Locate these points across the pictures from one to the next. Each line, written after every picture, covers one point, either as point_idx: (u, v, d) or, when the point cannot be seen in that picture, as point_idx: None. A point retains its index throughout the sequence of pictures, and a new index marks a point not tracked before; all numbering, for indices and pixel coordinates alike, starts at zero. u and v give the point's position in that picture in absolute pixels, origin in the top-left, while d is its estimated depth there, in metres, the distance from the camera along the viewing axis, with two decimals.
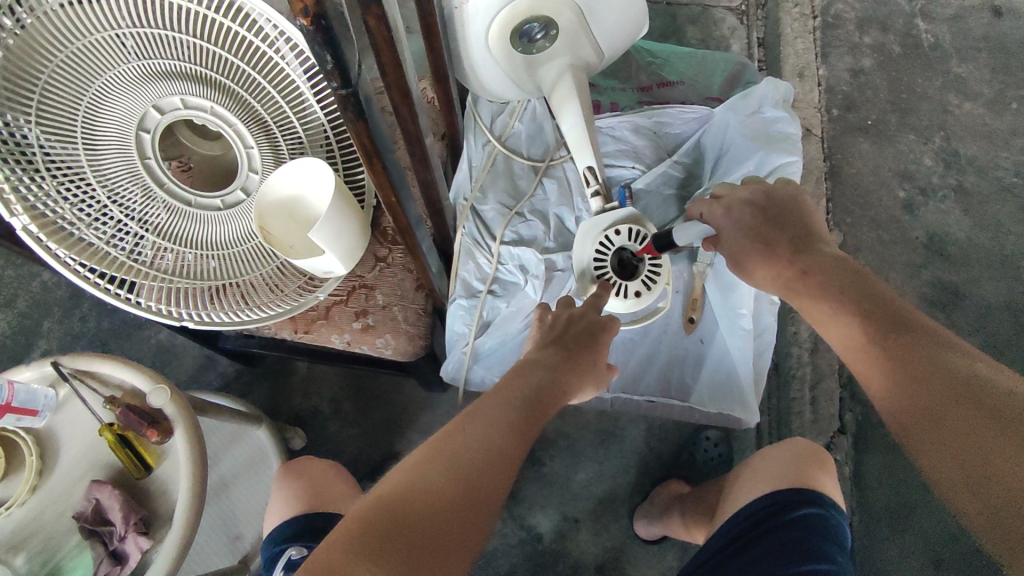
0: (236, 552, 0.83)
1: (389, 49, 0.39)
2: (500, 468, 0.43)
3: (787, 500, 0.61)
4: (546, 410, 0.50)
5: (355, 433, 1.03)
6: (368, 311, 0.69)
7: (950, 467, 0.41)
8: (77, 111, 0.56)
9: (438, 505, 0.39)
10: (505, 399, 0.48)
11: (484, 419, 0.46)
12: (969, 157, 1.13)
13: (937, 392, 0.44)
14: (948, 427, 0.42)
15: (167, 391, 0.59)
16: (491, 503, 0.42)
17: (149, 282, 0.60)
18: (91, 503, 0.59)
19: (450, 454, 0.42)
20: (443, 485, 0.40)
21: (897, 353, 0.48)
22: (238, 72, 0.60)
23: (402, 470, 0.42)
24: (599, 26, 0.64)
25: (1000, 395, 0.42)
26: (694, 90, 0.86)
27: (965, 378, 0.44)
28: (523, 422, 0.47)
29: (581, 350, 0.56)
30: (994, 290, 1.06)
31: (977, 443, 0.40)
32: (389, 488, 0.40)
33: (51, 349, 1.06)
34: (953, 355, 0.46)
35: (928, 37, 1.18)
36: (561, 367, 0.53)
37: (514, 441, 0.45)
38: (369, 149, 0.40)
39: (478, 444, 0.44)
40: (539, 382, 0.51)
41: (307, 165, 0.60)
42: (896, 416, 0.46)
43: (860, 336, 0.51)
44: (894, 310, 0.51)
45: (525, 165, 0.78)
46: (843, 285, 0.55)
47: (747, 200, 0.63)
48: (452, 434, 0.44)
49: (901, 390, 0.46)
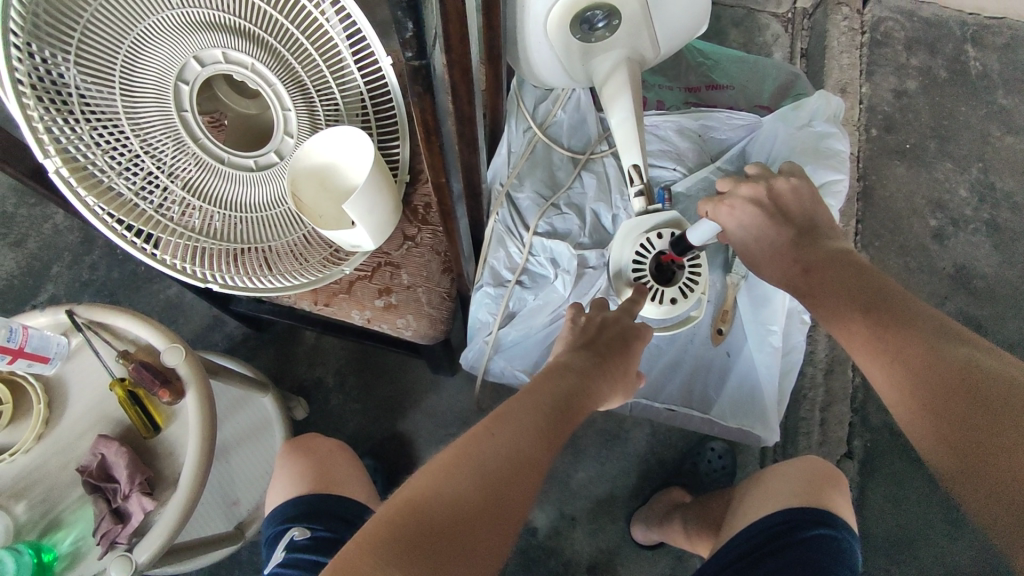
0: (232, 518, 0.82)
1: (459, 20, 0.38)
2: (530, 477, 0.42)
3: (798, 519, 0.57)
4: (577, 416, 0.48)
5: (357, 409, 1.01)
6: (392, 289, 0.68)
7: (953, 460, 0.40)
8: (117, 55, 0.53)
9: (466, 513, 0.38)
10: (536, 401, 0.47)
11: (515, 422, 0.44)
12: (1006, 192, 1.11)
13: (934, 382, 0.43)
14: (948, 419, 0.41)
15: (182, 351, 0.58)
16: (519, 511, 0.40)
17: (175, 238, 0.59)
18: (97, 458, 0.57)
19: (480, 460, 0.41)
20: (473, 493, 0.39)
21: (899, 347, 0.47)
22: (282, 30, 0.57)
23: (427, 472, 0.41)
24: (659, 19, 0.62)
25: (999, 379, 0.40)
26: (744, 97, 0.84)
27: (962, 365, 0.42)
28: (555, 428, 0.45)
29: (613, 355, 0.55)
30: (1017, 329, 1.04)
31: (975, 431, 0.39)
32: (415, 492, 0.39)
33: (58, 294, 1.05)
34: (954, 344, 0.45)
35: (976, 65, 1.16)
36: (594, 373, 0.52)
37: (546, 450, 0.44)
38: (429, 125, 0.38)
39: (509, 450, 0.42)
40: (570, 387, 0.49)
41: (346, 134, 0.58)
42: (902, 415, 0.45)
43: (866, 334, 0.50)
44: (899, 304, 0.50)
45: (564, 156, 0.77)
46: (850, 282, 0.54)
47: (747, 198, 0.62)
48: (481, 436, 0.43)
49: (902, 385, 0.45)
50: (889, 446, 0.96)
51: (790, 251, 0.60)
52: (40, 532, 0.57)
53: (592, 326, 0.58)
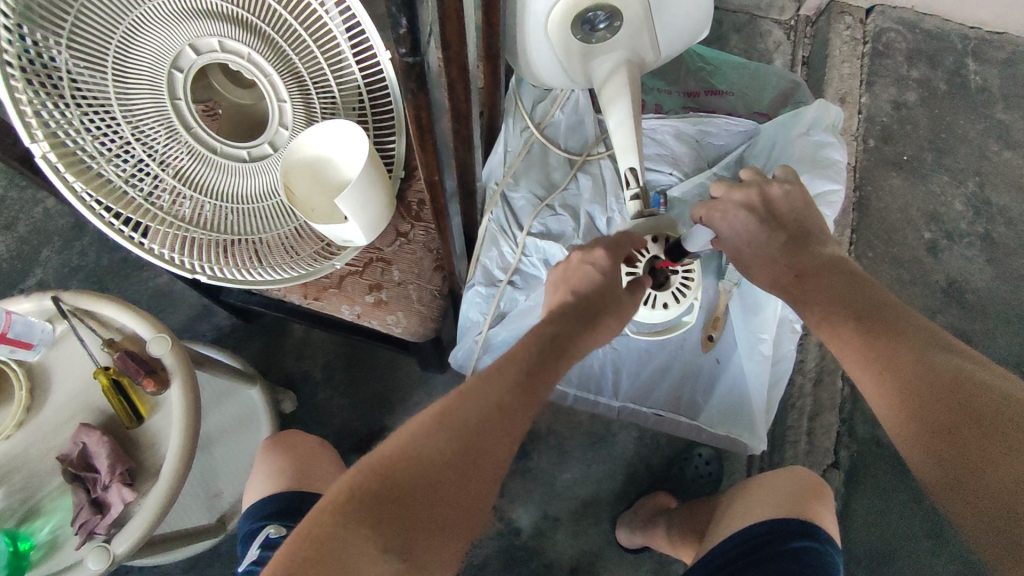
0: (213, 510, 0.81)
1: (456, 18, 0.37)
2: (501, 439, 0.44)
3: (781, 530, 0.57)
4: (555, 369, 0.50)
5: (345, 403, 1.01)
6: (383, 286, 0.67)
7: (946, 471, 0.40)
8: (110, 40, 0.53)
9: (440, 469, 0.41)
10: (517, 357, 0.49)
11: (491, 387, 0.46)
12: (1000, 207, 1.11)
13: (925, 393, 0.43)
14: (939, 430, 0.41)
15: (169, 341, 0.57)
16: (493, 464, 0.44)
17: (164, 228, 0.58)
18: (78, 447, 0.57)
19: (450, 423, 0.43)
20: (443, 452, 0.42)
21: (890, 357, 0.46)
22: (279, 20, 0.57)
23: (401, 432, 0.43)
24: (660, 21, 0.61)
25: (991, 393, 0.41)
26: (743, 103, 0.84)
27: (954, 377, 0.42)
28: (530, 390, 0.47)
29: (600, 308, 0.56)
30: (1006, 344, 1.05)
31: (969, 444, 0.39)
32: (394, 447, 0.42)
33: (46, 279, 1.04)
34: (944, 355, 0.45)
35: (976, 79, 1.16)
36: (583, 323, 0.54)
37: (518, 412, 0.46)
38: (422, 123, 0.38)
39: (482, 414, 0.44)
40: (554, 338, 0.51)
41: (340, 127, 0.58)
42: (893, 427, 0.44)
43: (855, 339, 0.49)
44: (885, 310, 0.50)
45: (561, 157, 0.76)
46: (837, 284, 0.54)
47: (740, 203, 0.60)
48: (462, 394, 0.45)
49: (892, 393, 0.45)
50: (875, 457, 0.97)
51: (782, 258, 0.58)
52: (18, 520, 0.56)
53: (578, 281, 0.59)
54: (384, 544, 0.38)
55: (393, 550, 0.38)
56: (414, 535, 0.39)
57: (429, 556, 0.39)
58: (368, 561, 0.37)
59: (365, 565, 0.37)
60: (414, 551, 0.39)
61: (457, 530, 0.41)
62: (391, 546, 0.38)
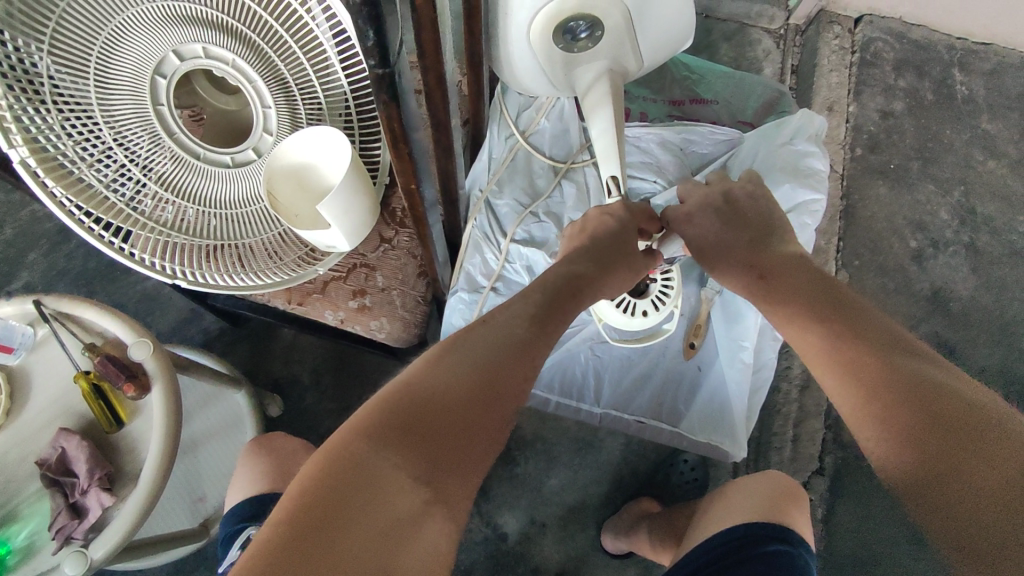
0: (197, 514, 0.81)
1: (432, 29, 0.38)
2: (514, 374, 0.46)
3: (754, 535, 0.57)
4: (563, 313, 0.53)
5: (332, 408, 1.01)
6: (366, 291, 0.67)
7: (909, 474, 0.40)
8: (92, 47, 0.53)
9: (457, 400, 0.43)
10: (523, 305, 0.51)
11: (497, 329, 0.49)
12: (985, 216, 1.12)
13: (891, 396, 0.43)
14: (904, 432, 0.41)
15: (150, 346, 0.58)
16: (510, 401, 0.45)
17: (146, 233, 0.58)
18: (57, 452, 0.57)
19: (460, 360, 0.45)
20: (457, 384, 0.44)
21: (857, 362, 0.47)
22: (265, 26, 0.57)
23: (412, 371, 0.45)
24: (643, 31, 0.62)
25: (955, 399, 0.41)
26: (728, 112, 0.85)
27: (919, 381, 0.43)
28: (539, 333, 0.50)
29: (615, 255, 0.58)
30: (989, 353, 1.06)
31: (934, 446, 0.39)
32: (409, 382, 0.43)
33: (33, 282, 1.04)
34: (910, 360, 0.45)
35: (962, 89, 1.17)
36: (590, 276, 0.56)
37: (527, 351, 0.48)
38: (397, 133, 0.38)
39: (491, 353, 0.47)
40: (559, 287, 0.54)
41: (324, 134, 0.58)
42: (858, 426, 0.45)
43: (825, 343, 0.49)
44: (853, 314, 0.51)
45: (545, 164, 0.77)
46: (807, 289, 0.54)
47: (707, 205, 0.63)
48: (469, 338, 0.47)
49: (857, 392, 0.45)
50: (860, 464, 0.97)
51: (746, 258, 0.59)
52: None
53: (593, 233, 0.60)
54: (409, 465, 0.38)
55: (418, 472, 0.39)
56: (438, 461, 0.40)
57: (452, 483, 0.40)
58: (396, 481, 0.37)
59: (393, 484, 0.37)
60: (438, 475, 0.39)
61: (478, 459, 0.42)
62: (417, 468, 0.39)
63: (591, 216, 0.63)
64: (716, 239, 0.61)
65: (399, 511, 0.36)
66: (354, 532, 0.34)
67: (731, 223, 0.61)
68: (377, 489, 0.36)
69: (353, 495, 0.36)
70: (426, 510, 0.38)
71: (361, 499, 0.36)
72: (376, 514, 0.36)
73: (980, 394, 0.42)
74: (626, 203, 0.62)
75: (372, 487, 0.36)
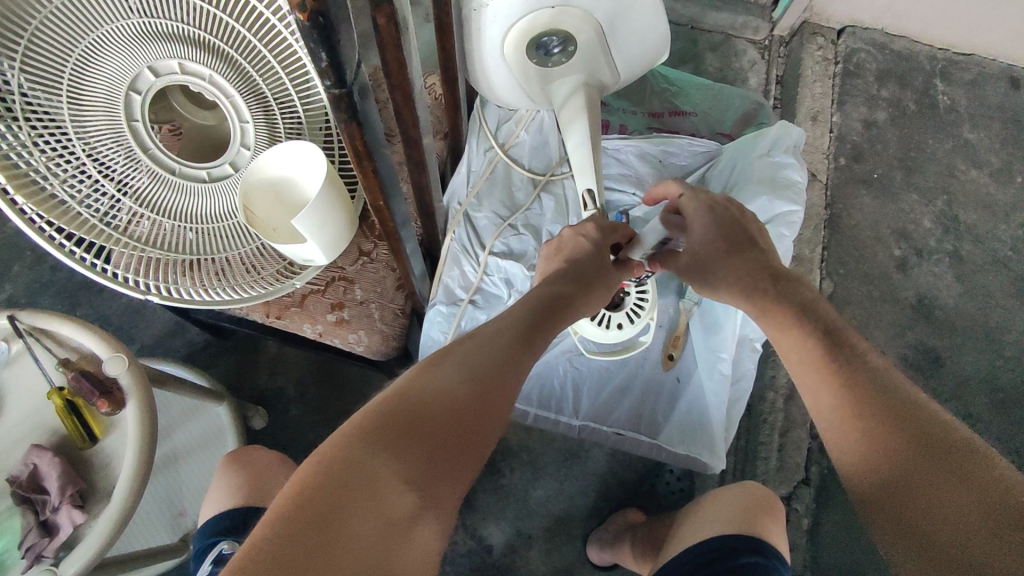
0: (178, 528, 0.81)
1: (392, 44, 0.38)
2: (505, 387, 0.46)
3: (729, 547, 0.57)
4: (550, 327, 0.54)
5: (316, 420, 1.00)
6: (345, 304, 0.67)
7: (877, 499, 0.41)
8: (66, 64, 0.53)
9: (453, 407, 0.42)
10: (512, 317, 0.52)
11: (488, 341, 0.49)
12: (968, 225, 1.10)
13: (858, 419, 0.43)
14: (870, 456, 0.42)
15: (125, 361, 0.57)
16: (501, 411, 0.46)
17: (121, 249, 0.58)
18: (29, 468, 0.57)
19: (455, 368, 0.45)
20: (453, 392, 0.43)
21: (827, 383, 0.47)
22: (243, 42, 0.57)
23: (406, 377, 0.44)
24: (618, 47, 0.63)
25: (920, 422, 0.41)
26: (706, 124, 0.86)
27: (886, 404, 0.43)
28: (528, 346, 0.50)
29: (595, 276, 0.59)
30: (976, 361, 1.03)
31: (898, 471, 0.40)
32: (405, 387, 0.43)
33: (16, 295, 1.03)
34: (881, 379, 0.45)
35: (945, 99, 1.16)
36: (576, 292, 0.57)
37: (517, 364, 0.49)
38: (360, 151, 0.40)
39: (484, 361, 0.47)
40: (548, 300, 0.55)
41: (301, 149, 0.59)
42: (834, 439, 0.45)
43: (804, 365, 0.50)
44: (830, 331, 0.50)
45: (525, 177, 0.78)
46: (782, 308, 0.54)
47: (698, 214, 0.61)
48: (461, 347, 0.48)
49: (835, 404, 0.46)
50: None
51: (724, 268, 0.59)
52: None
53: (568, 254, 0.60)
54: (404, 469, 0.38)
55: (413, 477, 0.38)
56: (432, 467, 0.39)
57: (443, 491, 0.40)
58: (391, 486, 0.37)
59: (388, 488, 0.36)
60: (431, 482, 0.39)
61: (468, 468, 0.42)
62: (411, 474, 0.38)
63: (566, 237, 0.63)
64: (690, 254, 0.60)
65: (394, 514, 0.36)
66: (351, 531, 0.34)
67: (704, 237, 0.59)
68: (374, 493, 0.36)
69: (351, 495, 0.35)
70: (418, 516, 0.37)
71: (357, 502, 0.35)
72: (372, 517, 0.35)
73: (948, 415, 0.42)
74: (601, 225, 0.61)
75: (369, 487, 0.36)
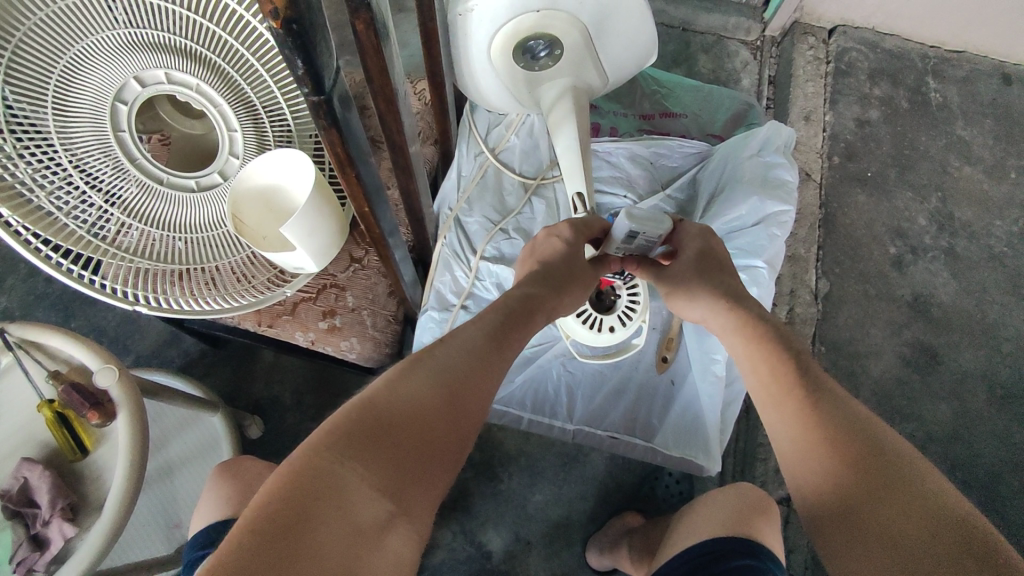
0: (173, 540, 0.80)
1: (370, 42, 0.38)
2: (476, 390, 0.46)
3: (722, 551, 0.57)
4: (523, 329, 0.53)
5: (313, 428, 0.99)
6: (336, 311, 0.67)
7: (828, 521, 0.43)
8: (51, 75, 0.53)
9: (423, 413, 0.42)
10: (483, 321, 0.52)
11: (460, 344, 0.48)
12: (963, 222, 1.10)
13: (816, 441, 0.46)
14: (825, 478, 0.44)
15: (115, 373, 0.56)
16: (472, 415, 0.45)
17: (110, 260, 0.58)
18: (19, 482, 0.57)
19: (426, 373, 0.45)
20: (423, 398, 0.43)
21: (788, 406, 0.50)
22: (229, 50, 0.58)
23: (377, 383, 0.44)
24: (604, 51, 0.63)
25: (870, 448, 0.44)
26: (696, 125, 0.86)
27: (841, 429, 0.46)
28: (499, 348, 0.50)
29: (567, 279, 0.58)
30: (974, 359, 1.02)
31: (849, 494, 0.42)
32: (374, 393, 0.42)
33: (11, 307, 1.03)
34: (841, 410, 0.47)
35: (937, 97, 1.16)
36: (549, 294, 0.56)
37: (489, 367, 0.48)
38: (343, 158, 0.40)
39: (455, 366, 0.46)
40: (521, 303, 0.54)
41: (289, 156, 0.58)
42: (793, 461, 0.48)
43: (768, 384, 0.52)
44: (796, 355, 0.53)
45: (515, 181, 0.79)
46: (749, 329, 0.56)
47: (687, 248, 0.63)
48: (432, 351, 0.47)
49: (795, 428, 0.48)
50: None
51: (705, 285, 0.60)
52: None
53: (542, 257, 0.60)
54: (375, 477, 0.38)
55: (384, 485, 0.38)
56: (403, 475, 0.39)
57: (417, 496, 0.39)
58: (362, 495, 0.37)
59: (358, 497, 0.36)
60: (403, 489, 0.39)
61: (441, 474, 0.42)
62: (383, 481, 0.38)
63: (539, 238, 0.63)
64: (671, 276, 0.63)
65: (365, 523, 0.36)
66: (322, 540, 0.34)
67: (686, 260, 0.63)
68: (344, 501, 0.36)
69: (321, 504, 0.35)
70: (391, 523, 0.37)
71: (327, 511, 0.35)
72: (342, 526, 0.35)
73: (896, 441, 0.45)
74: (575, 226, 0.61)
75: (340, 497, 0.36)
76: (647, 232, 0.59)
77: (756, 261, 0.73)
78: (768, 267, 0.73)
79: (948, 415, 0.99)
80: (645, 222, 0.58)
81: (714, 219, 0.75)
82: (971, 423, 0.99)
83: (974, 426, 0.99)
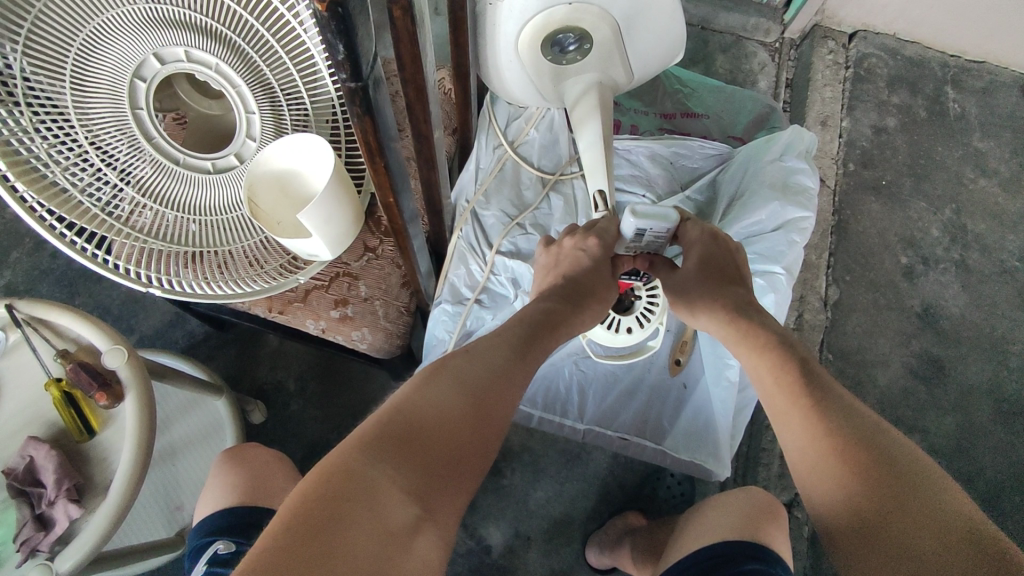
0: (174, 522, 0.80)
1: (406, 20, 0.37)
2: (501, 399, 0.46)
3: (729, 554, 0.56)
4: (546, 342, 0.53)
5: (316, 415, 0.99)
6: (349, 301, 0.66)
7: (841, 530, 0.43)
8: (69, 48, 0.52)
9: (451, 419, 0.42)
10: (506, 332, 0.51)
11: (485, 354, 0.48)
12: (976, 234, 1.09)
13: (827, 451, 0.45)
14: (836, 489, 0.44)
15: (124, 353, 0.55)
16: (498, 424, 0.45)
17: (122, 240, 0.57)
18: (25, 461, 0.57)
19: (453, 380, 0.44)
20: (450, 405, 0.42)
21: (796, 416, 0.49)
22: (249, 30, 0.55)
23: (404, 391, 0.44)
24: (633, 46, 0.62)
25: (882, 456, 0.43)
26: (717, 126, 0.86)
27: (852, 438, 0.45)
28: (523, 359, 0.50)
29: (588, 293, 0.58)
30: (980, 372, 1.02)
31: (863, 505, 0.42)
32: (402, 400, 0.42)
33: (15, 280, 1.02)
34: (855, 418, 0.46)
35: (955, 107, 1.15)
36: (567, 306, 0.56)
37: (513, 378, 0.48)
38: (372, 147, 0.39)
39: (480, 375, 0.46)
40: (544, 315, 0.54)
41: (307, 142, 0.57)
42: (803, 468, 0.47)
43: (775, 393, 0.52)
44: (801, 359, 0.52)
45: (534, 175, 0.78)
46: (752, 335, 0.55)
47: (695, 246, 0.62)
48: (457, 360, 0.47)
49: (809, 434, 0.47)
50: None
51: (720, 296, 0.58)
52: None
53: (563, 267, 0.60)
54: (404, 480, 0.37)
55: (414, 488, 0.37)
56: (430, 479, 0.39)
57: (443, 502, 0.39)
58: (391, 497, 0.36)
59: (389, 498, 0.36)
60: (431, 492, 0.38)
61: (467, 480, 0.41)
62: (412, 484, 0.37)
63: (566, 247, 0.61)
64: (677, 283, 0.62)
65: (395, 525, 0.35)
66: (353, 540, 0.33)
67: (693, 267, 0.61)
68: (373, 504, 0.35)
69: (352, 506, 0.35)
70: (419, 526, 0.37)
71: (357, 513, 0.34)
72: (372, 526, 0.34)
73: (908, 447, 0.44)
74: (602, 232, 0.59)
75: (370, 499, 0.35)
76: (654, 228, 0.57)
77: (774, 266, 0.72)
78: (786, 273, 0.72)
79: (950, 428, 0.99)
80: (652, 217, 0.56)
81: (734, 222, 0.74)
82: (973, 437, 0.98)
83: (976, 440, 0.98)
